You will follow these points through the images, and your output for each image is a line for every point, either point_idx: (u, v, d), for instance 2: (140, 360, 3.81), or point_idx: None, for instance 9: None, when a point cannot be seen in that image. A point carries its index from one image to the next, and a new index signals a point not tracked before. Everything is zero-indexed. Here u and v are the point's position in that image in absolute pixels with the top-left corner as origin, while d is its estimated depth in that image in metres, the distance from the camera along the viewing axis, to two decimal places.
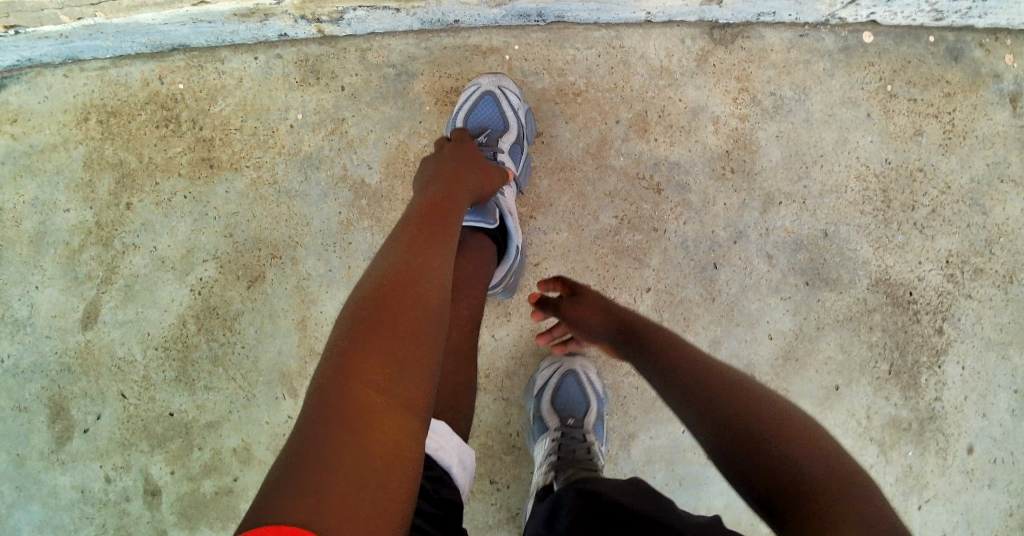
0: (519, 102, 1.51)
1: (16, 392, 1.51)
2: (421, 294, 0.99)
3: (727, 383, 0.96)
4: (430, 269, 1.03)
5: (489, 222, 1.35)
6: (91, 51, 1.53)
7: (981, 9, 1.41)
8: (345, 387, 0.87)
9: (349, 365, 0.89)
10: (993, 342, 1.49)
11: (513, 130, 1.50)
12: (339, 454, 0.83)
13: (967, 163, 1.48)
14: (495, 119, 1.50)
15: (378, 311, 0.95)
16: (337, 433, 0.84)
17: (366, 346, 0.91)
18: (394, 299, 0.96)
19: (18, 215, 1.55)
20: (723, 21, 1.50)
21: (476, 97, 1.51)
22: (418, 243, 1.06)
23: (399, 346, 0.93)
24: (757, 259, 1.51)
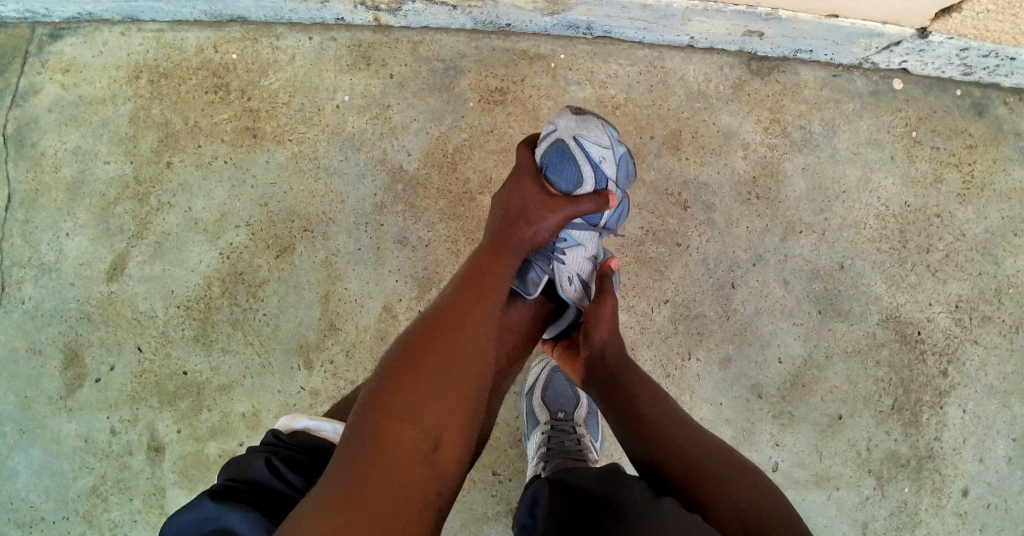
0: (601, 152, 1.30)
1: (33, 335, 1.55)
2: (464, 330, 1.06)
3: (701, 442, 1.09)
4: (477, 305, 1.10)
5: (530, 294, 1.30)
6: (152, 13, 1.57)
7: (1008, 67, 1.49)
8: (381, 413, 0.97)
9: (388, 394, 0.99)
10: (995, 389, 1.53)
11: (591, 183, 1.29)
12: (369, 469, 0.93)
13: (983, 214, 1.54)
14: (571, 171, 1.28)
15: (423, 344, 1.04)
16: (370, 451, 0.94)
17: (406, 375, 1.01)
18: (439, 334, 1.05)
19: (59, 161, 1.58)
20: (761, 53, 1.57)
21: (554, 143, 1.29)
22: (471, 280, 1.13)
23: (435, 378, 1.01)
24: (774, 283, 1.55)
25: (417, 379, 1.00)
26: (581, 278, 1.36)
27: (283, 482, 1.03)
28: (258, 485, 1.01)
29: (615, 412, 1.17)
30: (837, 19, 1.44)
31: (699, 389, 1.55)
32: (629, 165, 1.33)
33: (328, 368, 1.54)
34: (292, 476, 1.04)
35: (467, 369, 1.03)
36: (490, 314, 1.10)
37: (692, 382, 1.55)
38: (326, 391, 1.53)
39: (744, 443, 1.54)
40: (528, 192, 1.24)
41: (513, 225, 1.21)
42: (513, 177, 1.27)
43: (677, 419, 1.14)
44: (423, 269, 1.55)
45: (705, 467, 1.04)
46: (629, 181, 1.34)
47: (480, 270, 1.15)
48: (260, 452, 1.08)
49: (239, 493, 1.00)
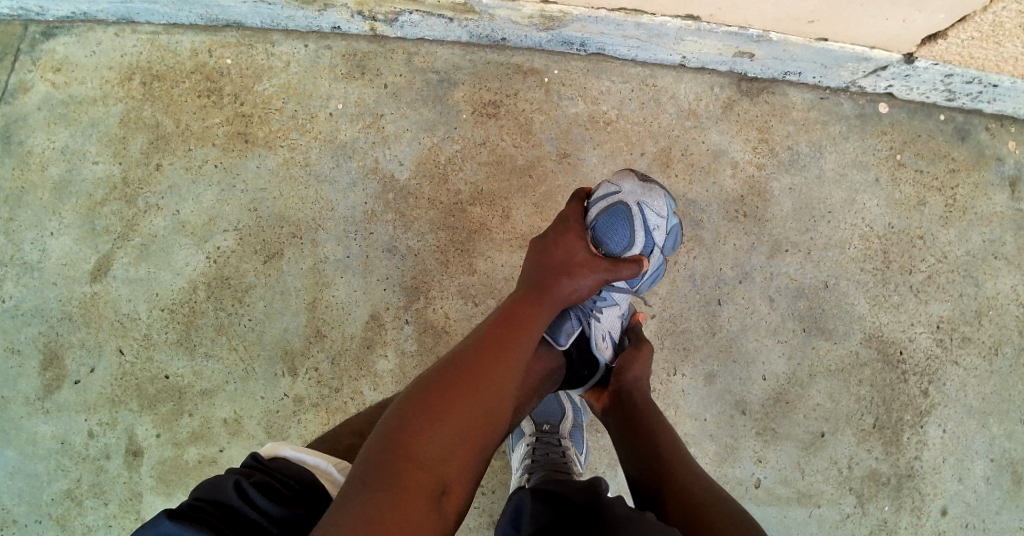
0: (657, 222, 1.33)
1: (12, 334, 1.53)
2: (502, 359, 1.09)
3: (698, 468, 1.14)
4: (515, 337, 1.13)
5: (560, 344, 1.30)
6: (147, 15, 1.57)
7: (990, 94, 1.53)
8: (403, 441, 0.98)
9: (412, 422, 1.00)
10: (975, 410, 1.55)
11: (639, 247, 1.32)
12: (382, 489, 0.93)
13: (964, 236, 1.57)
14: (624, 232, 1.31)
15: (463, 368, 1.06)
16: (385, 473, 0.95)
17: (443, 396, 1.03)
18: (478, 360, 1.08)
19: (45, 159, 1.57)
20: (751, 75, 1.60)
21: (613, 202, 1.33)
22: (512, 312, 1.16)
23: (470, 402, 1.03)
24: (759, 300, 1.57)
25: (448, 407, 1.02)
26: (614, 338, 1.41)
27: (252, 504, 0.96)
28: (225, 506, 0.95)
29: (624, 440, 1.22)
30: (827, 43, 1.47)
31: (684, 404, 1.55)
32: (677, 237, 1.38)
33: (312, 375, 1.53)
34: (260, 500, 0.97)
35: (491, 407, 1.05)
36: (517, 357, 1.11)
37: (677, 397, 1.55)
38: (310, 398, 1.52)
39: (727, 459, 1.55)
40: (570, 247, 1.25)
41: (551, 276, 1.22)
42: (567, 224, 1.29)
43: (678, 446, 1.18)
44: (412, 278, 1.55)
45: (699, 487, 1.08)
46: (672, 251, 1.38)
47: (511, 315, 1.16)
48: (234, 474, 1.02)
49: (202, 514, 0.93)
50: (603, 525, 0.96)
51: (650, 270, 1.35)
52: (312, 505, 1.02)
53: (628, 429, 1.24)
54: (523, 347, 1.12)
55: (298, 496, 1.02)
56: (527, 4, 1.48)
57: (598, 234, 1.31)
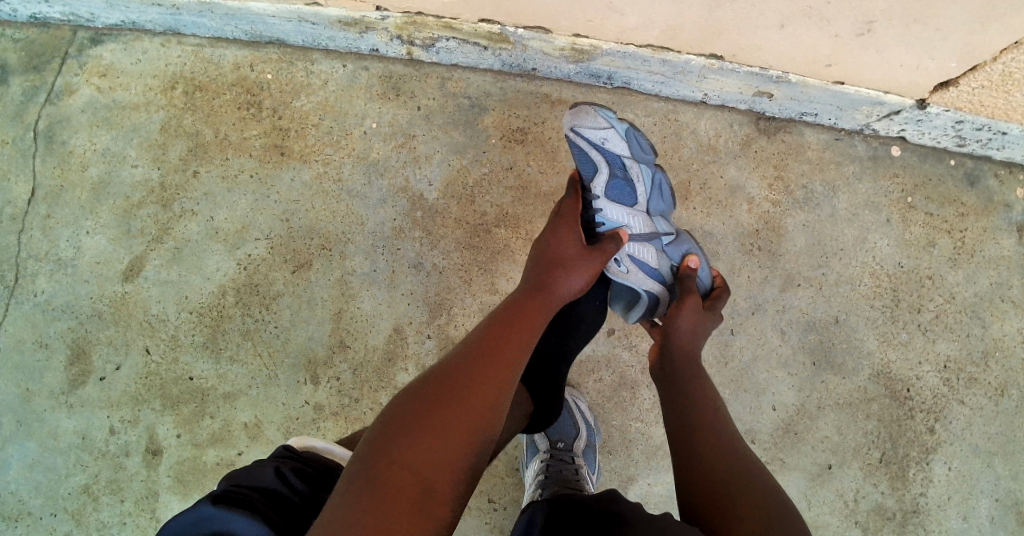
0: (602, 133, 1.38)
1: (41, 328, 1.56)
2: (499, 368, 1.09)
3: (723, 456, 1.10)
4: (514, 346, 1.13)
5: None
6: (193, 28, 1.62)
7: (1000, 141, 1.57)
8: (401, 445, 0.99)
9: (411, 427, 1.01)
10: (979, 449, 1.58)
11: (602, 163, 1.38)
12: (377, 493, 0.94)
13: (973, 279, 1.61)
14: (579, 160, 1.38)
15: (461, 375, 1.07)
16: (379, 476, 0.96)
17: (439, 402, 1.04)
18: (477, 368, 1.08)
19: (86, 161, 1.62)
20: (769, 114, 1.65)
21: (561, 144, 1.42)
22: (511, 322, 1.17)
23: (466, 408, 1.04)
24: (771, 332, 1.61)
25: (447, 413, 1.03)
26: (647, 254, 1.41)
27: (294, 492, 1.01)
28: (268, 494, 0.99)
29: (668, 402, 1.23)
30: (843, 86, 1.51)
31: None
32: (640, 139, 1.40)
33: (334, 383, 1.56)
34: (301, 489, 1.02)
35: (487, 414, 1.05)
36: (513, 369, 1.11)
37: None
38: (330, 406, 1.55)
39: None
40: (566, 246, 1.29)
41: (547, 275, 1.25)
42: (557, 210, 1.36)
43: (713, 421, 1.17)
44: (435, 295, 1.59)
45: (713, 480, 1.06)
46: (648, 150, 1.41)
47: (508, 325, 1.16)
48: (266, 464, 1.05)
49: (244, 498, 0.96)
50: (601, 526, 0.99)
51: (630, 180, 1.39)
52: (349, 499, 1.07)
53: (673, 394, 1.24)
54: (523, 355, 1.13)
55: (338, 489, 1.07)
56: (560, 37, 1.52)
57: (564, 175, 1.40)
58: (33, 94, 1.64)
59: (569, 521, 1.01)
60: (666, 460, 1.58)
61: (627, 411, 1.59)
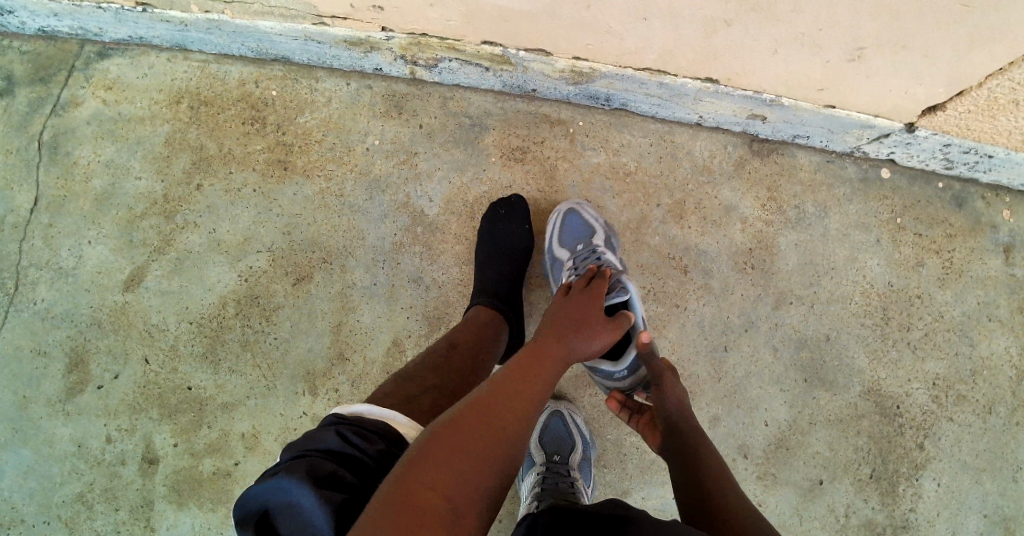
0: (597, 216, 1.63)
1: (40, 336, 1.57)
2: (519, 401, 1.12)
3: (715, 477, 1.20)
4: (534, 384, 1.16)
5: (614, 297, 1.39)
6: (200, 44, 1.65)
7: (987, 165, 1.60)
8: (432, 469, 0.99)
9: (443, 453, 1.02)
10: (968, 466, 1.61)
11: (602, 236, 1.59)
12: (404, 502, 0.95)
13: (960, 298, 1.65)
14: (584, 229, 1.60)
15: (484, 405, 1.09)
16: (410, 486, 0.97)
17: (464, 426, 1.05)
18: (499, 399, 1.11)
19: (90, 171, 1.64)
20: (763, 136, 1.68)
21: (562, 220, 1.62)
22: (529, 362, 1.20)
23: (488, 434, 1.06)
24: (763, 349, 1.64)
25: (471, 435, 1.04)
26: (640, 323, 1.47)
27: (365, 463, 1.05)
28: (339, 464, 1.03)
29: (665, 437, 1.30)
30: (834, 110, 1.54)
31: None
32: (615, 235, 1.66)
33: (332, 395, 1.57)
34: (372, 461, 1.06)
35: (510, 442, 1.07)
36: (531, 403, 1.14)
37: None
38: None
39: None
40: (588, 308, 1.34)
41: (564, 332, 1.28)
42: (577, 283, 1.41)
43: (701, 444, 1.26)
44: (434, 309, 1.61)
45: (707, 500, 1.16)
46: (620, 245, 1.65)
47: (526, 364, 1.20)
48: (323, 438, 1.07)
49: (330, 478, 1.01)
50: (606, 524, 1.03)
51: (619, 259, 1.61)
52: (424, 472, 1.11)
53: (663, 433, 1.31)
54: (541, 393, 1.16)
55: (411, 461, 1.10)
56: (560, 60, 1.55)
57: (569, 241, 1.59)
58: (39, 105, 1.66)
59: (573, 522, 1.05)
60: (661, 474, 1.60)
61: (622, 426, 1.60)
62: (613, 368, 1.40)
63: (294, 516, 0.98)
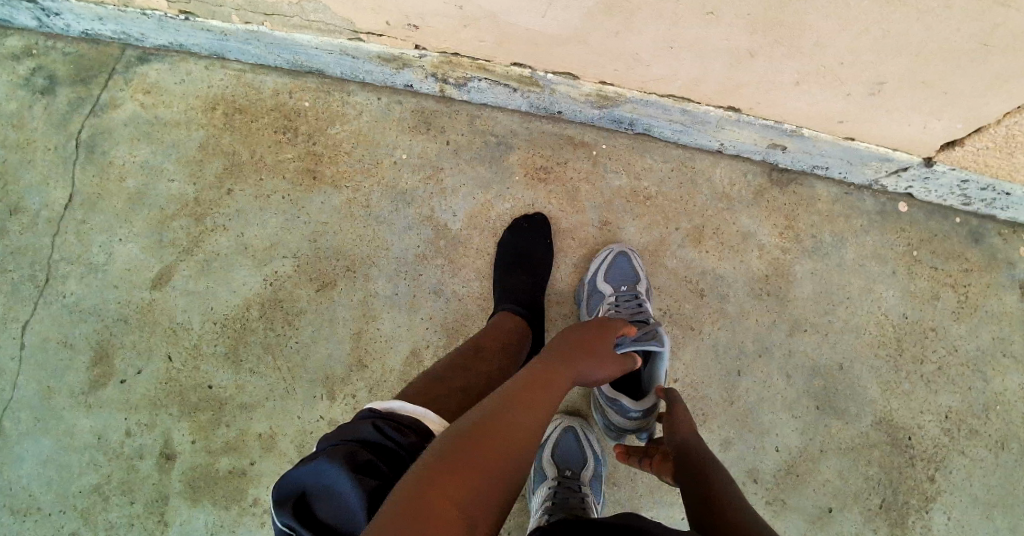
0: (643, 265, 1.67)
1: (67, 329, 1.61)
2: (527, 411, 1.11)
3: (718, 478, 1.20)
4: (542, 397, 1.15)
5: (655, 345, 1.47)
6: (238, 54, 1.70)
7: (1004, 202, 1.62)
8: (443, 473, 0.99)
9: (456, 458, 1.02)
10: (979, 501, 1.61)
11: (644, 283, 1.64)
12: (414, 508, 0.95)
13: (975, 333, 1.66)
14: (631, 273, 1.63)
15: (492, 415, 1.08)
16: (418, 494, 0.97)
17: (472, 435, 1.05)
18: (507, 408, 1.10)
19: (125, 171, 1.68)
20: (782, 165, 1.71)
21: (611, 257, 1.65)
22: (536, 375, 1.19)
23: (495, 443, 1.05)
24: (776, 375, 1.65)
25: (478, 445, 1.04)
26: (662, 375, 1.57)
27: (399, 455, 1.08)
28: (376, 454, 1.07)
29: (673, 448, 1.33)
30: (854, 142, 1.57)
31: None
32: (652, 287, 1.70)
33: (350, 401, 1.60)
34: (406, 453, 1.09)
35: (523, 447, 1.07)
36: (538, 412, 1.13)
37: None
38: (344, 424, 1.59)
39: None
40: (594, 330, 1.35)
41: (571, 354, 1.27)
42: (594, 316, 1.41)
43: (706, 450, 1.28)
44: (453, 321, 1.64)
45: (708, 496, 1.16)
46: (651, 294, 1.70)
47: (534, 377, 1.19)
48: (360, 430, 1.10)
49: (364, 467, 1.04)
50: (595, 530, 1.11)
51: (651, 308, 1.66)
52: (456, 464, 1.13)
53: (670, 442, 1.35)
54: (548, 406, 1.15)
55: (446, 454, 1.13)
56: (587, 83, 1.59)
57: (615, 277, 1.62)
58: (79, 105, 1.71)
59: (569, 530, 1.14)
60: (670, 494, 1.61)
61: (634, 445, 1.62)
62: (631, 407, 1.48)
63: (332, 501, 1.02)
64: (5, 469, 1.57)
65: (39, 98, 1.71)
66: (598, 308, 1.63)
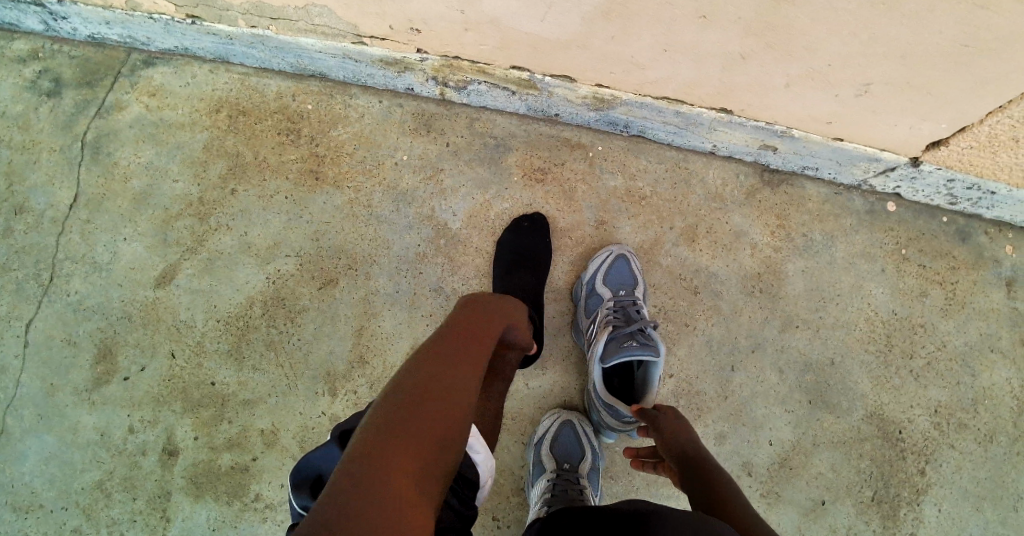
0: (641, 268, 1.71)
1: (71, 326, 1.63)
2: (457, 382, 1.10)
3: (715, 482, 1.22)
4: (469, 361, 1.13)
5: (652, 354, 1.51)
6: (242, 58, 1.74)
7: (989, 201, 1.68)
8: (389, 445, 0.98)
9: (398, 435, 1.00)
10: (969, 493, 1.65)
11: (641, 287, 1.68)
12: (366, 491, 0.93)
13: (963, 329, 1.71)
14: (629, 277, 1.67)
15: (424, 385, 1.07)
16: (369, 477, 0.95)
17: (409, 409, 1.03)
18: (438, 379, 1.08)
19: (129, 172, 1.71)
20: (773, 166, 1.76)
21: (611, 259, 1.68)
22: (459, 339, 1.16)
23: (434, 417, 1.04)
24: (770, 370, 1.69)
25: (419, 418, 1.03)
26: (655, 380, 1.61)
27: None
28: None
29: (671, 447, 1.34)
30: (842, 143, 1.62)
31: None
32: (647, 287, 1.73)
33: (351, 396, 1.62)
34: None
35: (459, 418, 1.07)
36: (469, 380, 1.11)
37: None
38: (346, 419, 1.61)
39: None
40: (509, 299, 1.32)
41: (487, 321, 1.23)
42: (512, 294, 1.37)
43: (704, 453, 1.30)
44: None
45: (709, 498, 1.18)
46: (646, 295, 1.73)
47: (456, 342, 1.16)
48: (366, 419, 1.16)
49: None
50: (594, 515, 1.18)
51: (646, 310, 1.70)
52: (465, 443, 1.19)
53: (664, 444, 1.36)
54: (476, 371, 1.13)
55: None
56: (583, 86, 1.63)
57: (615, 280, 1.66)
58: (84, 107, 1.74)
59: (566, 521, 1.20)
60: (667, 488, 1.63)
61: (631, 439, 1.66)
62: (629, 412, 1.52)
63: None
64: (7, 466, 1.58)
65: (45, 100, 1.74)
66: (596, 309, 1.66)
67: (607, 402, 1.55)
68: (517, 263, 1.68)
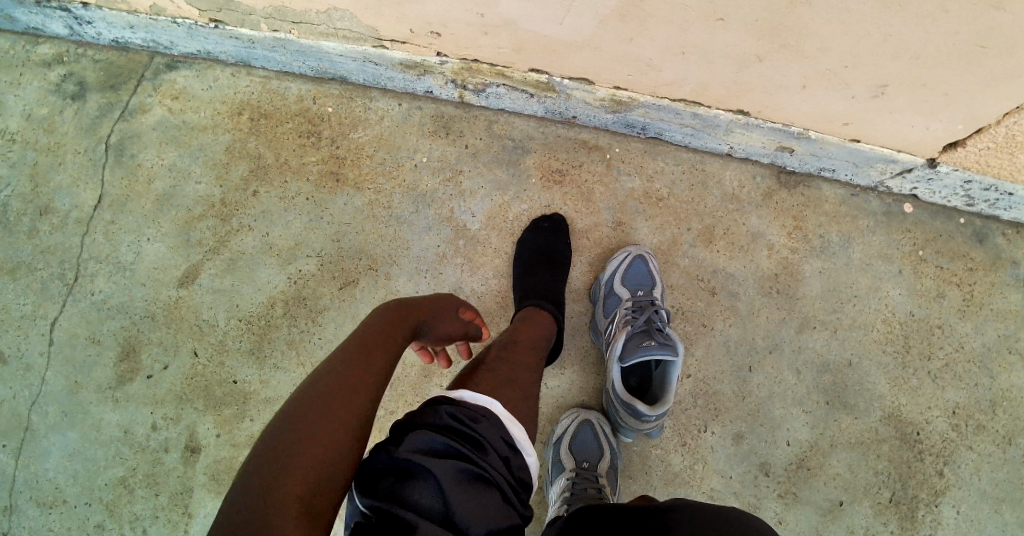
0: (659, 269, 1.71)
1: (95, 325, 1.65)
2: (361, 383, 1.16)
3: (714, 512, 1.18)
4: (375, 364, 1.20)
5: (672, 355, 1.53)
6: (264, 62, 1.76)
7: (1007, 202, 1.68)
8: (287, 447, 1.06)
9: (298, 437, 1.07)
10: (987, 495, 1.64)
11: (659, 288, 1.69)
12: (265, 488, 1.01)
13: (980, 330, 1.71)
14: (647, 278, 1.68)
15: (330, 389, 1.14)
16: (270, 477, 1.03)
17: (311, 411, 1.11)
18: (343, 382, 1.15)
19: (153, 174, 1.73)
20: (790, 168, 1.77)
21: (630, 260, 1.69)
22: (370, 345, 1.23)
23: (334, 418, 1.10)
24: (787, 371, 1.70)
25: (321, 419, 1.10)
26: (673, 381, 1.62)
27: (471, 440, 1.15)
28: (449, 441, 1.12)
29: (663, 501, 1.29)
30: (859, 144, 1.63)
31: (712, 460, 1.66)
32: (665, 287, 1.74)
33: None
34: (478, 439, 1.15)
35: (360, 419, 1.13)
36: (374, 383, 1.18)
37: (706, 453, 1.66)
38: None
39: None
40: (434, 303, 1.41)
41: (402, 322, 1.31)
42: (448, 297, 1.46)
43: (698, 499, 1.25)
44: None
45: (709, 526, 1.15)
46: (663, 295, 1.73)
47: (365, 347, 1.22)
48: (434, 423, 1.15)
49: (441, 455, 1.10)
50: (609, 515, 1.19)
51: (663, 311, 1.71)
52: (518, 446, 1.20)
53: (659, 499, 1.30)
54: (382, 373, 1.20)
55: (510, 440, 1.19)
56: (601, 88, 1.64)
57: (633, 281, 1.67)
58: (108, 110, 1.76)
59: (588, 520, 1.20)
60: (684, 488, 1.65)
61: (649, 439, 1.66)
62: (648, 411, 1.53)
63: (423, 485, 1.07)
64: (31, 463, 1.59)
65: (70, 103, 1.76)
66: (614, 310, 1.67)
67: (626, 402, 1.55)
68: (535, 263, 1.69)
